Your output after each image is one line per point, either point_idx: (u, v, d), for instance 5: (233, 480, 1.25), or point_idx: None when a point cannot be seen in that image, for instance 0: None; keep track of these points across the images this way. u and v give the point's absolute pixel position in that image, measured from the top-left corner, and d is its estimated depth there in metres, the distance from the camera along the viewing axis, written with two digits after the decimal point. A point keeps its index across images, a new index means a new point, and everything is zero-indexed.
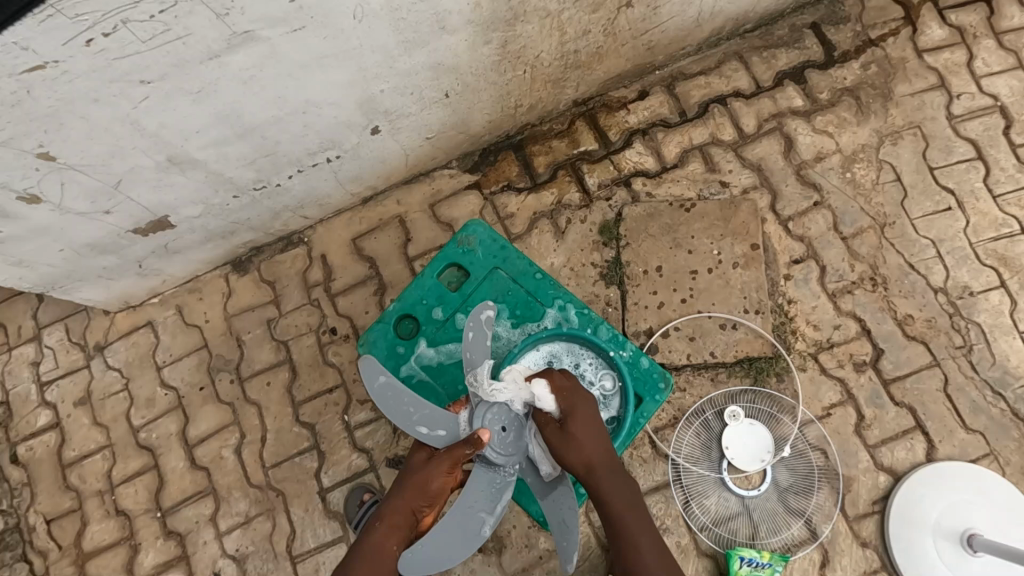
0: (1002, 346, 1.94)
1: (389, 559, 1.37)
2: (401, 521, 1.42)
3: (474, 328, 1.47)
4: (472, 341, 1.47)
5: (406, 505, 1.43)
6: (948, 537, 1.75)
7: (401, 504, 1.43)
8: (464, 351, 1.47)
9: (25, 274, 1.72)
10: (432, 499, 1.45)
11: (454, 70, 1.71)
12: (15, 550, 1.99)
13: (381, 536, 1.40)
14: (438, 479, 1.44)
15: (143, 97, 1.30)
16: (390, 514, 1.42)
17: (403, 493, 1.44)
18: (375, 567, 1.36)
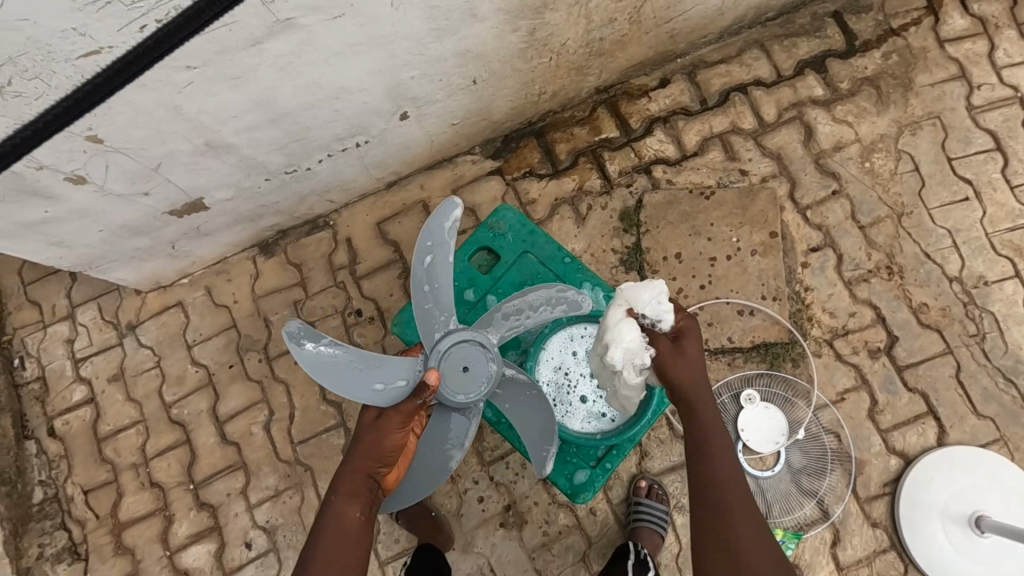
0: (1015, 335, 1.98)
1: (355, 523, 1.35)
2: (364, 492, 1.40)
3: (433, 249, 1.58)
4: (435, 270, 1.59)
5: (360, 468, 1.40)
6: (956, 520, 1.81)
7: (358, 475, 1.40)
8: (425, 291, 1.59)
9: (64, 254, 1.78)
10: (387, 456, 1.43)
11: (481, 57, 1.74)
12: (53, 519, 2.06)
13: (340, 505, 1.36)
14: (395, 437, 1.43)
15: (187, 82, 1.34)
16: (348, 480, 1.39)
17: (360, 463, 1.42)
18: (341, 536, 1.33)
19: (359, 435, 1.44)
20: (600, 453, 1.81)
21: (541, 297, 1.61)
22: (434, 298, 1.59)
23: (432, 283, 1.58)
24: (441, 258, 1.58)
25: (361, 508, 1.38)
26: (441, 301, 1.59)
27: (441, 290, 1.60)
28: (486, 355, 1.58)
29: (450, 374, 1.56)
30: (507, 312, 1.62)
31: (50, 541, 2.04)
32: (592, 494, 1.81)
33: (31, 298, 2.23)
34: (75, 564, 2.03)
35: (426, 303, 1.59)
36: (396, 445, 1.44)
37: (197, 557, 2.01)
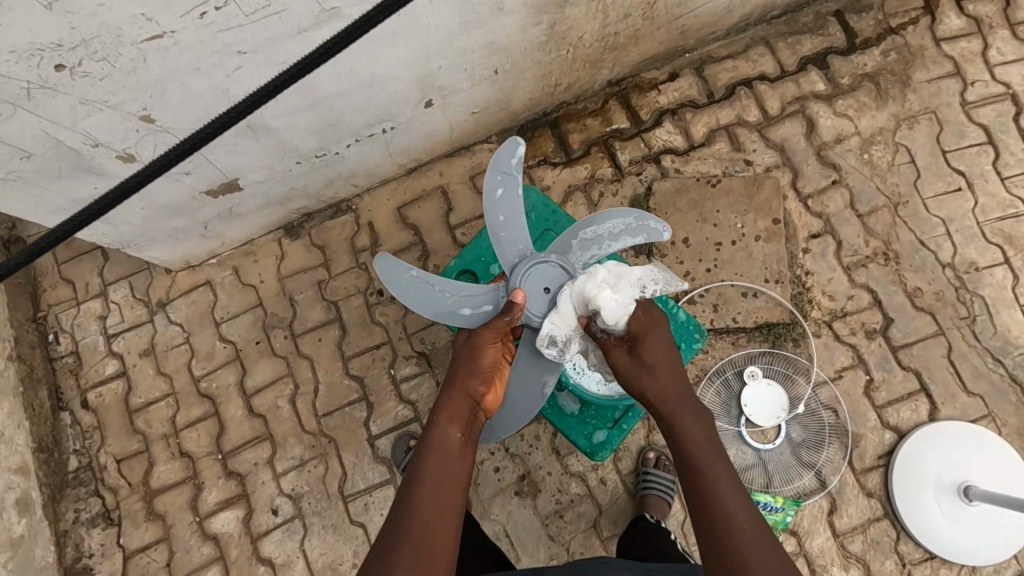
0: (1004, 317, 2.09)
1: (461, 445, 1.33)
2: (465, 413, 1.39)
3: (505, 180, 1.65)
4: (503, 199, 1.65)
5: (463, 388, 1.43)
6: (946, 489, 1.92)
7: (457, 396, 1.41)
8: (499, 215, 1.66)
9: (106, 231, 1.87)
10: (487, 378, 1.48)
11: (504, 49, 1.84)
12: (88, 486, 2.16)
13: (446, 425, 1.35)
14: (488, 358, 1.49)
15: (236, 67, 1.44)
16: (453, 402, 1.40)
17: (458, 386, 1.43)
18: (449, 455, 1.29)
19: (459, 360, 1.48)
20: (617, 414, 1.97)
21: (619, 223, 1.66)
22: (507, 225, 1.66)
23: (507, 211, 1.66)
24: (512, 189, 1.66)
25: (461, 426, 1.36)
26: (518, 229, 1.67)
27: (517, 219, 1.67)
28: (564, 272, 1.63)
29: (532, 296, 1.61)
30: (585, 239, 1.67)
31: (85, 507, 2.14)
32: (609, 452, 1.97)
33: (65, 276, 2.33)
34: (109, 529, 2.13)
35: (502, 232, 1.66)
36: (490, 366, 1.49)
37: (226, 522, 2.11)
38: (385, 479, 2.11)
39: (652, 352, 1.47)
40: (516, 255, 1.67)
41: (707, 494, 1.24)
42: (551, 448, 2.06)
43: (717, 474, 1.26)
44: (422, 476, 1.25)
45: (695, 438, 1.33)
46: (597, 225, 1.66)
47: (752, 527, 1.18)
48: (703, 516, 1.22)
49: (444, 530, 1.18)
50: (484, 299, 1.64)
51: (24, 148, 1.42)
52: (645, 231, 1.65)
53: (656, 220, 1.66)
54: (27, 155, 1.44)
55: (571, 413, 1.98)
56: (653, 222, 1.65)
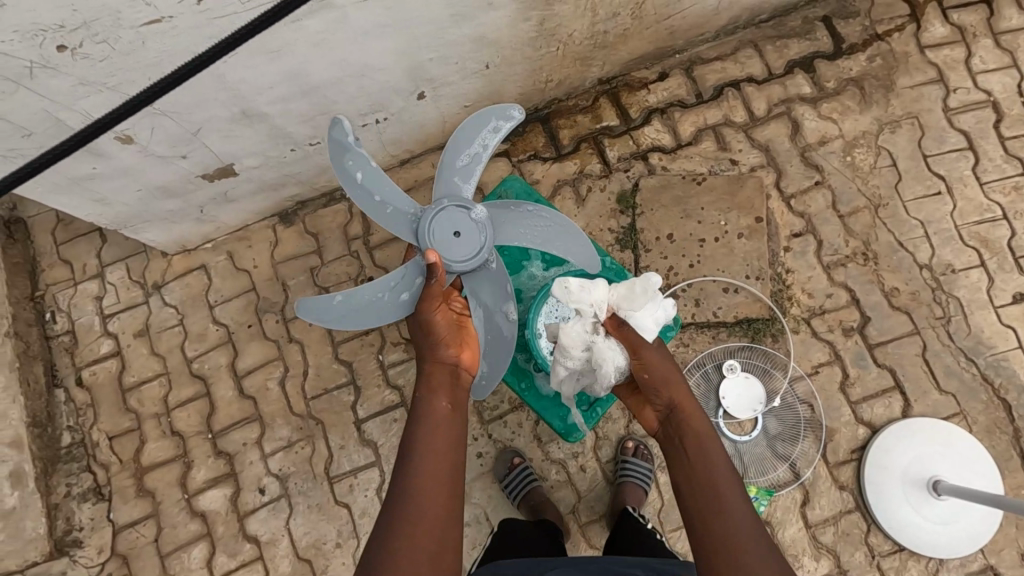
0: (977, 318, 2.14)
1: (446, 411, 1.41)
2: (444, 381, 1.48)
3: (360, 164, 1.58)
4: (366, 179, 1.60)
5: (435, 358, 1.51)
6: (915, 483, 1.96)
7: (431, 370, 1.49)
8: (376, 197, 1.62)
9: (103, 211, 1.93)
10: (450, 343, 1.55)
11: (495, 43, 1.89)
12: (80, 462, 2.21)
13: (429, 395, 1.44)
14: (441, 318, 1.55)
15: (232, 53, 1.50)
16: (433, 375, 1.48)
17: (426, 359, 1.52)
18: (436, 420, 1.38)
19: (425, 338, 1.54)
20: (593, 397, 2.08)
21: (480, 136, 1.64)
22: (387, 200, 1.62)
23: (380, 189, 1.61)
24: (368, 165, 1.59)
25: (444, 394, 1.44)
26: (393, 193, 1.62)
27: (389, 190, 1.62)
28: (457, 208, 1.62)
29: (445, 249, 1.60)
30: (462, 170, 1.65)
31: (77, 482, 2.19)
32: (584, 432, 2.08)
33: (63, 258, 2.38)
34: (99, 504, 2.18)
35: (379, 212, 1.63)
36: (444, 326, 1.55)
37: (214, 500, 2.16)
38: (370, 461, 2.16)
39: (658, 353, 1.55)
40: (405, 221, 1.63)
41: (708, 478, 1.32)
42: (533, 435, 2.12)
43: (716, 462, 1.35)
44: (413, 451, 1.32)
45: (701, 437, 1.40)
46: (461, 145, 1.64)
47: (750, 519, 1.25)
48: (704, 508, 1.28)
49: (443, 499, 1.25)
50: (410, 281, 1.64)
51: (26, 127, 1.46)
52: (499, 122, 1.63)
53: (502, 104, 1.63)
54: (28, 134, 1.49)
55: (546, 395, 2.07)
56: (501, 107, 1.63)
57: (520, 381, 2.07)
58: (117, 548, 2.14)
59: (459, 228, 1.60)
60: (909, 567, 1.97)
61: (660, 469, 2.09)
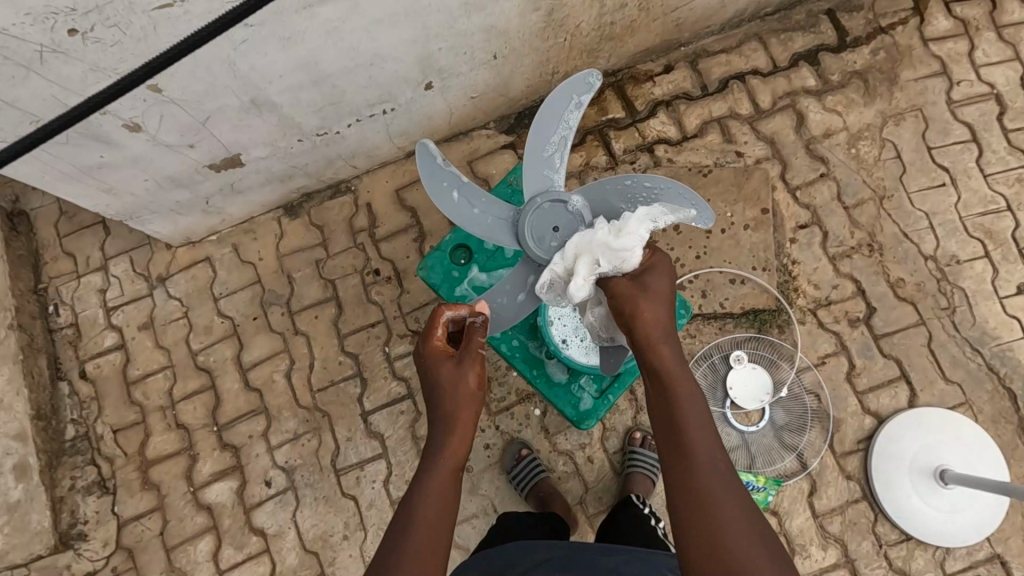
0: (982, 309, 2.16)
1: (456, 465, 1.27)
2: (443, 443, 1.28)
3: (454, 183, 1.63)
4: (466, 193, 1.64)
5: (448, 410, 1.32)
6: (922, 472, 1.97)
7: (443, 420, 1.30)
8: (475, 209, 1.65)
9: (110, 201, 1.92)
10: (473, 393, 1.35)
11: (504, 34, 1.89)
12: (84, 455, 2.20)
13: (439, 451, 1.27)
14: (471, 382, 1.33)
15: (243, 40, 1.49)
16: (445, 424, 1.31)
17: (441, 417, 1.30)
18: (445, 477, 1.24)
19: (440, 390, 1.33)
20: (605, 384, 2.04)
21: (566, 116, 1.62)
22: (487, 207, 1.65)
23: (478, 200, 1.64)
24: (462, 182, 1.64)
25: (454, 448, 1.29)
26: (489, 201, 1.65)
27: (485, 200, 1.65)
28: (553, 197, 1.62)
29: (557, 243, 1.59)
30: (550, 157, 1.63)
31: (82, 475, 2.18)
32: (595, 421, 2.04)
33: (67, 250, 2.36)
34: (104, 497, 2.16)
35: (479, 223, 1.65)
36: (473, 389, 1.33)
37: (220, 492, 2.15)
38: (378, 453, 2.15)
39: (652, 287, 1.39)
40: (507, 226, 1.65)
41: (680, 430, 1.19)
42: (541, 426, 2.12)
43: (692, 411, 1.21)
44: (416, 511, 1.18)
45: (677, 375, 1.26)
46: (547, 128, 1.62)
47: (728, 481, 1.13)
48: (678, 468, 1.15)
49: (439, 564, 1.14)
50: (519, 286, 1.65)
51: (35, 113, 1.45)
52: (579, 97, 1.60)
53: (577, 76, 1.60)
54: (37, 121, 1.48)
55: (558, 381, 2.05)
56: (578, 78, 1.59)
57: (532, 368, 2.06)
58: (123, 541, 2.13)
59: (562, 220, 1.60)
60: (917, 556, 1.98)
61: None
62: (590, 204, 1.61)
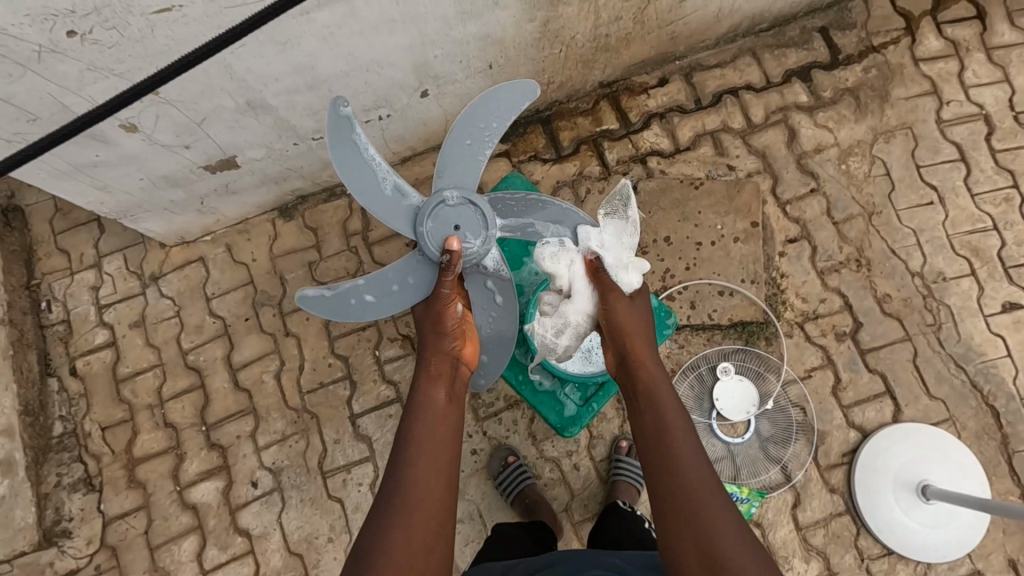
0: (968, 326, 2.18)
1: (442, 405, 1.41)
2: (443, 374, 1.46)
3: (353, 292, 1.64)
4: (378, 282, 1.64)
5: (436, 354, 1.49)
6: (905, 487, 1.99)
7: (433, 362, 1.48)
8: (393, 287, 1.64)
9: (105, 199, 1.94)
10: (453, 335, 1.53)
11: (500, 42, 1.92)
12: (71, 451, 2.20)
13: (428, 387, 1.43)
14: (453, 314, 1.54)
15: (240, 44, 1.52)
16: (433, 368, 1.47)
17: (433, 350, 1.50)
18: (433, 413, 1.38)
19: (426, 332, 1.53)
20: (589, 392, 2.07)
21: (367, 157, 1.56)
22: (395, 277, 1.64)
23: (387, 283, 1.64)
24: (362, 285, 1.64)
25: (443, 386, 1.44)
26: (395, 270, 1.63)
27: (393, 273, 1.64)
28: (429, 211, 1.58)
29: (473, 233, 1.59)
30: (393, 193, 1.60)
31: (68, 472, 2.18)
32: (579, 427, 2.07)
33: (61, 247, 2.37)
34: (89, 494, 2.16)
35: (406, 286, 1.64)
36: (456, 323, 1.53)
37: (206, 492, 2.15)
38: (365, 456, 2.16)
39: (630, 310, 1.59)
40: (427, 268, 1.62)
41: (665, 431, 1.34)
42: (528, 433, 2.12)
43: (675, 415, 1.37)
44: (410, 450, 1.31)
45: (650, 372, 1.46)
46: (365, 177, 1.56)
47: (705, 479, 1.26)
48: (665, 467, 1.28)
49: (440, 496, 1.26)
50: (494, 292, 1.65)
51: (31, 111, 1.47)
52: (353, 134, 1.52)
53: (328, 119, 1.50)
54: (32, 118, 1.49)
55: (542, 388, 2.08)
56: (332, 119, 1.50)
57: (517, 373, 2.08)
58: (107, 539, 2.13)
59: (454, 220, 1.59)
60: (898, 570, 2.00)
61: None
62: (457, 181, 1.61)
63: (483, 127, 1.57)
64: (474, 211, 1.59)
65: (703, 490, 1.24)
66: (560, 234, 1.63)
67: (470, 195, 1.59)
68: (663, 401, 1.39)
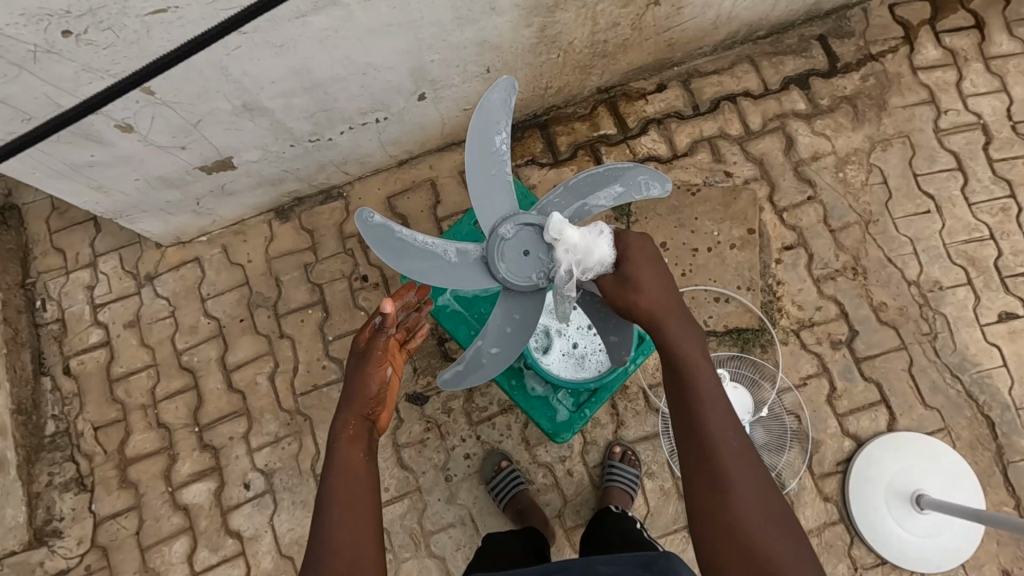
0: (963, 335, 2.17)
1: (359, 463, 1.32)
2: (360, 433, 1.38)
3: (471, 356, 1.59)
4: (491, 333, 1.59)
5: (361, 408, 1.41)
6: (899, 496, 1.98)
7: (353, 420, 1.39)
8: (506, 328, 1.59)
9: (100, 199, 1.94)
10: (378, 400, 1.45)
11: (498, 48, 1.92)
12: (64, 451, 2.20)
13: (345, 448, 1.34)
14: (379, 379, 1.45)
15: (237, 47, 1.52)
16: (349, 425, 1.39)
17: (355, 404, 1.41)
18: (350, 474, 1.29)
19: (355, 384, 1.44)
20: (582, 398, 2.00)
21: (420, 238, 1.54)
22: (508, 319, 1.58)
23: (498, 329, 1.59)
24: (479, 343, 1.59)
25: (357, 446, 1.35)
26: (498, 315, 1.58)
27: (499, 318, 1.59)
28: (495, 254, 1.53)
29: (543, 248, 1.52)
30: (455, 255, 1.55)
31: (60, 471, 2.17)
32: (571, 434, 1.98)
33: (57, 246, 2.37)
34: (81, 494, 2.16)
35: (521, 323, 1.58)
36: (380, 388, 1.45)
37: (198, 493, 2.15)
38: None
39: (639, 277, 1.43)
40: (530, 299, 1.56)
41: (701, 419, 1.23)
42: (522, 438, 2.12)
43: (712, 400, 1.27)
44: (335, 504, 1.23)
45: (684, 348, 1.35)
46: (423, 259, 1.53)
47: (751, 468, 1.18)
48: (707, 469, 1.18)
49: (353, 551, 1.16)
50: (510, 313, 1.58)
51: (26, 111, 1.47)
52: (395, 229, 1.51)
53: (363, 234, 1.49)
54: (28, 119, 1.49)
55: (534, 394, 2.00)
56: (368, 235, 1.49)
57: (510, 379, 2.01)
58: (97, 539, 2.12)
59: (518, 245, 1.53)
60: None
61: (647, 475, 2.10)
62: (507, 212, 1.56)
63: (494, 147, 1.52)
64: (531, 230, 1.54)
65: (744, 487, 1.15)
66: (613, 194, 1.52)
67: (519, 218, 1.54)
68: (700, 384, 1.28)
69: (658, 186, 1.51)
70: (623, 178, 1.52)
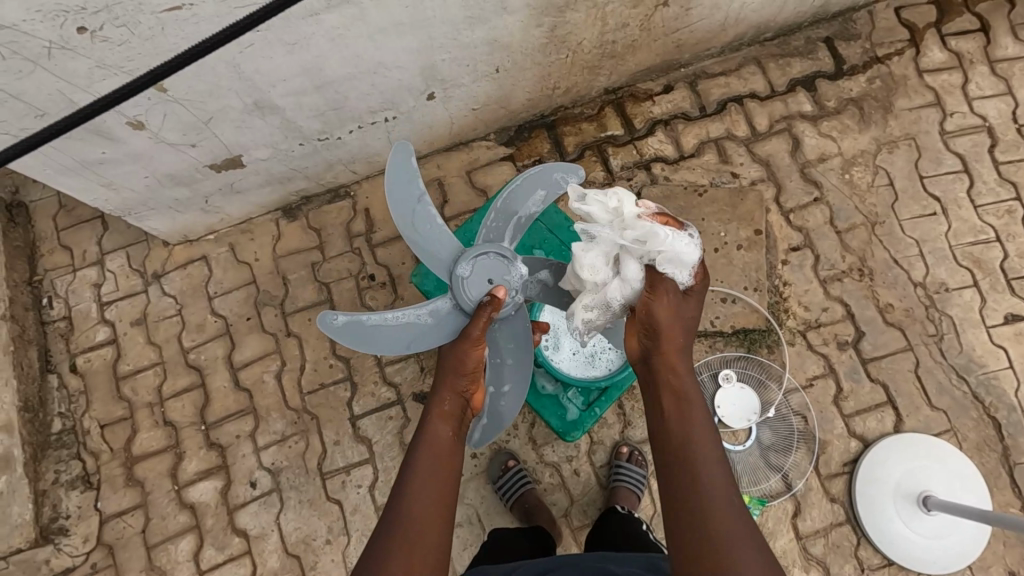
0: (969, 337, 2.18)
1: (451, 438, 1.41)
2: (454, 410, 1.46)
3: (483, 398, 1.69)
4: (495, 371, 1.70)
5: (452, 387, 1.48)
6: (906, 497, 1.98)
7: (447, 399, 1.46)
8: (507, 360, 1.70)
9: (109, 196, 1.94)
10: (471, 376, 1.51)
11: (507, 48, 1.93)
12: (70, 449, 2.19)
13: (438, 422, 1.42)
14: (474, 356, 1.51)
15: (249, 45, 1.52)
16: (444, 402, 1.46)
17: (449, 379, 1.49)
18: (444, 447, 1.38)
19: (447, 362, 1.52)
20: (591, 397, 2.04)
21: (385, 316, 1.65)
22: (502, 352, 1.70)
23: (500, 365, 1.70)
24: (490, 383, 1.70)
25: (450, 423, 1.43)
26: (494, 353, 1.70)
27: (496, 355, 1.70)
28: (461, 294, 1.66)
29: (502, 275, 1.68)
30: (423, 315, 1.67)
31: (66, 469, 2.17)
32: (581, 432, 2.04)
33: (63, 243, 2.37)
34: (87, 492, 2.15)
35: (516, 351, 1.71)
36: (476, 365, 1.51)
37: (204, 492, 2.15)
38: (365, 458, 2.15)
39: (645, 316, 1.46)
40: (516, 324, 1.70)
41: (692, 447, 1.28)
42: (528, 437, 2.12)
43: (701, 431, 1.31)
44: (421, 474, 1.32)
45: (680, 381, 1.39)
46: (395, 337, 1.65)
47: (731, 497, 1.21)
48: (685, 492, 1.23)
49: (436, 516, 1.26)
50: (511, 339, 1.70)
51: (39, 107, 1.47)
52: (354, 314, 1.62)
53: (330, 333, 1.61)
54: (41, 115, 1.50)
55: (545, 393, 2.05)
56: (335, 333, 1.61)
57: None
58: (103, 537, 2.12)
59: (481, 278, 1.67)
60: None
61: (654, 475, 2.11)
62: (451, 256, 1.70)
63: (415, 208, 1.67)
64: (481, 263, 1.68)
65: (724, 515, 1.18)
66: (540, 198, 1.69)
67: (467, 254, 1.68)
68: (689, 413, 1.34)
69: (573, 176, 1.68)
70: (541, 181, 1.68)
